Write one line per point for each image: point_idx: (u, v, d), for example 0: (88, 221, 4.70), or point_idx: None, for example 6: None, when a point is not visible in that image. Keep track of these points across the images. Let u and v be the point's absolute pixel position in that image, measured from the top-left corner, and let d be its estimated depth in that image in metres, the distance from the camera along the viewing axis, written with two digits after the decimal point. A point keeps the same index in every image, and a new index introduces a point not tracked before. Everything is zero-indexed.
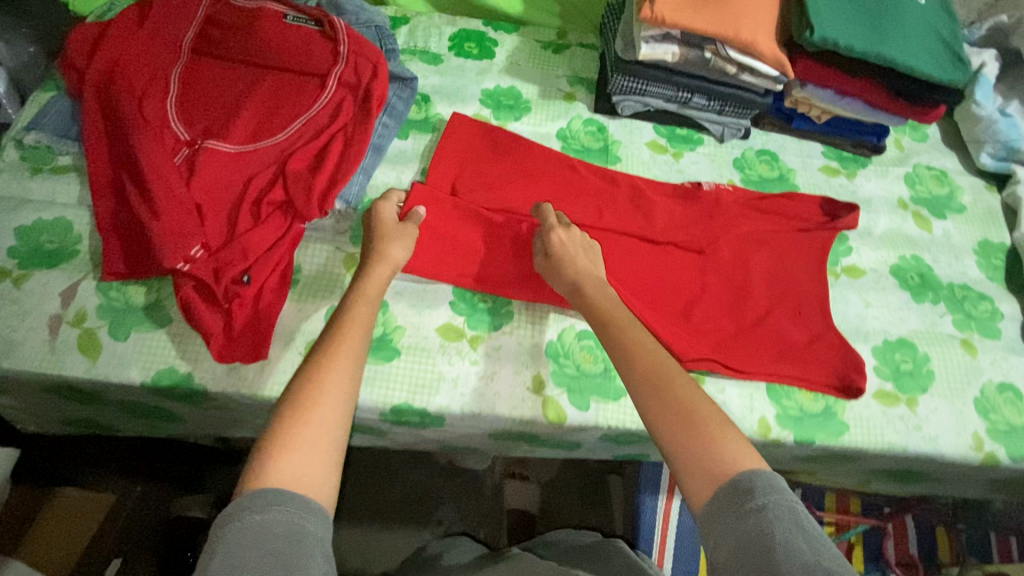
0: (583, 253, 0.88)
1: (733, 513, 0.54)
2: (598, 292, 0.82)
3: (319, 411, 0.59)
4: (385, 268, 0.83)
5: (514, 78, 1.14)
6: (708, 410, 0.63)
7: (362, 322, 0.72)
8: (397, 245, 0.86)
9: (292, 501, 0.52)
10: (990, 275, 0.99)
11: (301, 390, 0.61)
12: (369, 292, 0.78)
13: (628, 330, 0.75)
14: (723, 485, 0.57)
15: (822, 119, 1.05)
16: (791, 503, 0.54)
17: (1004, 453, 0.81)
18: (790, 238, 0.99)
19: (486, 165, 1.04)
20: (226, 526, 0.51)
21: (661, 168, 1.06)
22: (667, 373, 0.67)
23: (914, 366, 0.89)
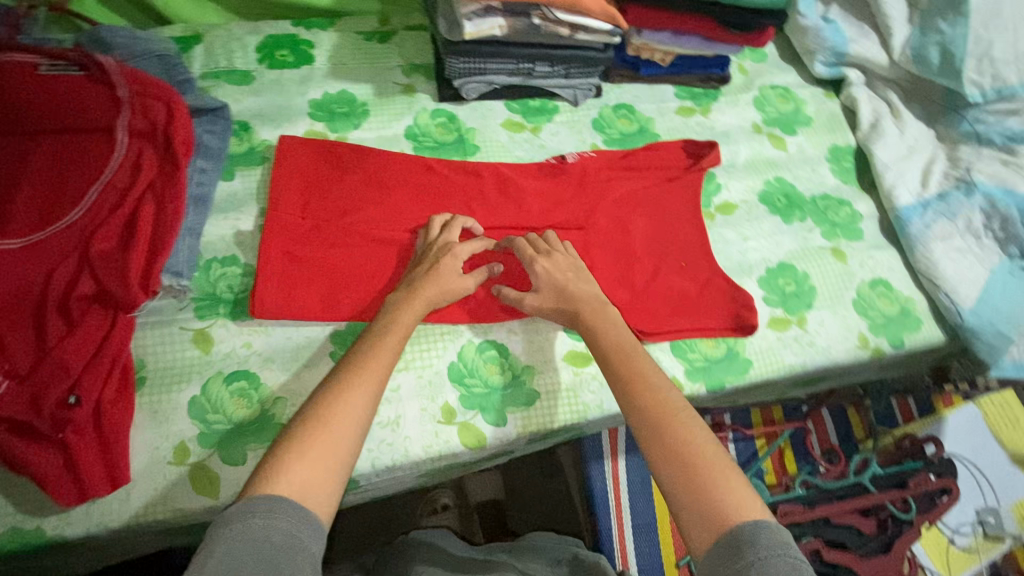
0: (574, 275, 0.77)
1: (729, 564, 0.50)
2: (599, 316, 0.72)
3: (334, 424, 0.57)
4: (414, 309, 0.70)
5: (342, 81, 0.93)
6: (717, 458, 0.57)
7: (389, 351, 0.65)
8: (439, 287, 0.72)
9: (293, 512, 0.51)
10: (844, 178, 0.99)
11: (321, 401, 0.59)
12: (406, 320, 0.69)
13: (638, 365, 0.66)
14: (723, 534, 0.52)
15: (666, 61, 0.97)
16: (794, 561, 0.49)
17: (885, 344, 0.86)
18: (664, 191, 0.91)
19: (333, 191, 0.82)
20: (227, 526, 0.49)
21: (523, 148, 0.92)
22: (669, 408, 0.61)
23: (797, 288, 0.87)
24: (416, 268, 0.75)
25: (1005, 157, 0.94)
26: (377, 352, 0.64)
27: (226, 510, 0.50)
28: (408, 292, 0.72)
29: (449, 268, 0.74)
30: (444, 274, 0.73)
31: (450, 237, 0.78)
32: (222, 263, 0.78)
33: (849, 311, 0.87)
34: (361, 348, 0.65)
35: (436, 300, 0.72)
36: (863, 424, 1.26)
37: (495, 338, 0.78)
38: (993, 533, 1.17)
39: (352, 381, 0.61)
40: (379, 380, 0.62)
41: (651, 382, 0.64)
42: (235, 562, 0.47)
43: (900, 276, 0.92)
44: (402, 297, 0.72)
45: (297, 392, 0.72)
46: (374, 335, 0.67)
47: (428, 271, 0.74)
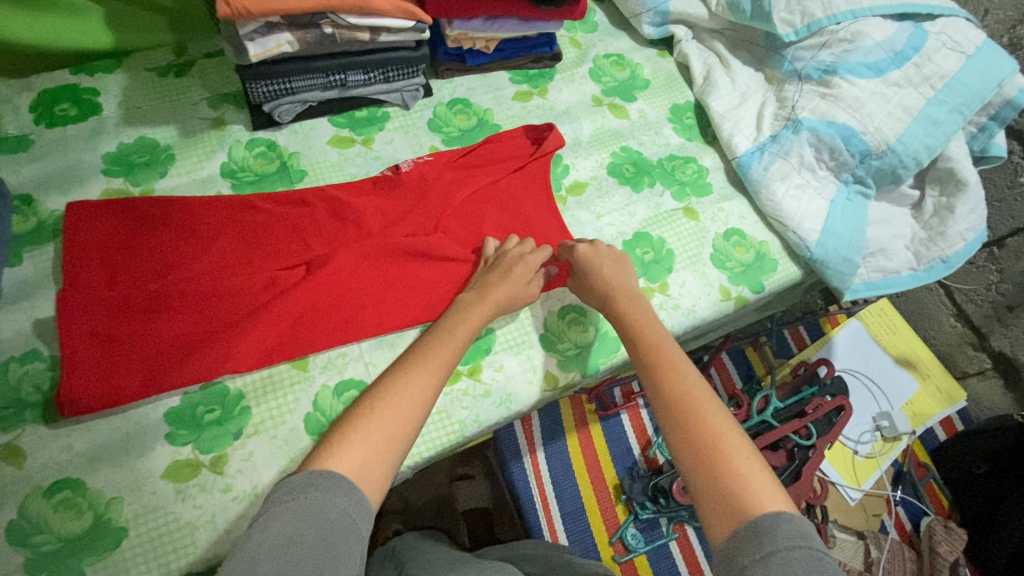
0: (611, 263, 0.79)
1: (748, 552, 0.48)
2: (631, 305, 0.75)
3: (389, 415, 0.59)
4: (481, 312, 0.73)
5: (139, 126, 0.84)
6: (738, 444, 0.57)
7: (448, 355, 0.67)
8: (507, 288, 0.75)
9: (351, 493, 0.51)
10: (687, 135, 1.00)
11: (382, 391, 0.61)
12: (467, 322, 0.71)
13: (672, 349, 0.68)
14: (744, 521, 0.51)
15: (491, 48, 0.94)
16: (819, 557, 0.47)
17: (745, 292, 0.88)
18: (511, 182, 0.89)
19: (144, 252, 0.74)
20: (293, 496, 0.50)
21: (356, 164, 0.86)
22: (693, 395, 0.62)
23: (654, 254, 0.88)
24: (488, 272, 0.78)
25: (823, 91, 0.95)
26: (435, 355, 0.66)
27: (289, 477, 0.51)
28: (476, 293, 0.75)
29: (509, 259, 0.78)
30: (514, 274, 0.76)
31: (523, 249, 0.80)
32: (21, 361, 0.68)
33: (708, 267, 0.89)
34: (423, 348, 0.67)
35: (505, 302, 0.75)
36: (762, 361, 1.32)
37: (353, 376, 0.74)
38: (891, 434, 1.25)
39: (411, 378, 0.63)
40: (437, 377, 0.64)
41: (680, 370, 0.65)
42: (297, 529, 0.47)
43: (751, 223, 0.94)
44: (472, 297, 0.74)
45: (136, 487, 0.65)
46: (431, 336, 0.69)
47: (500, 275, 0.76)
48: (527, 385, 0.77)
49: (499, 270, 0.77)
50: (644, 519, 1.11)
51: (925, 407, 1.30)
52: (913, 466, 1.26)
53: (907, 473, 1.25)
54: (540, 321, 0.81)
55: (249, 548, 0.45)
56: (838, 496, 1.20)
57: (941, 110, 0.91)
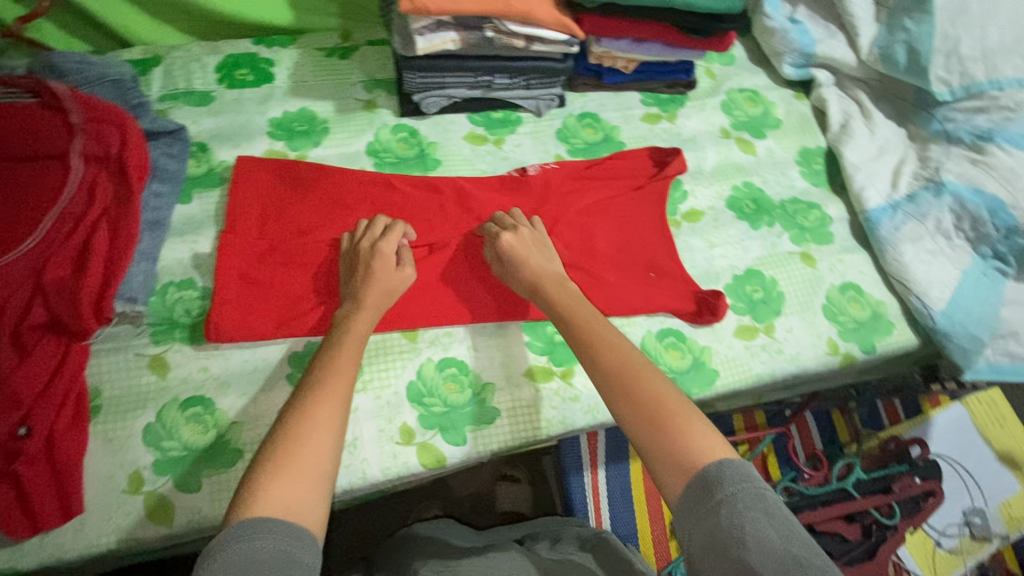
0: (534, 249, 0.78)
1: (702, 506, 0.51)
2: (559, 293, 0.73)
3: (309, 442, 0.54)
4: (367, 316, 0.69)
5: (303, 98, 0.93)
6: (677, 403, 0.59)
7: (347, 359, 0.63)
8: (383, 284, 0.72)
9: (280, 531, 0.48)
10: (814, 180, 0.98)
11: (290, 417, 0.56)
12: (360, 327, 0.68)
13: (601, 331, 0.67)
14: (693, 477, 0.53)
15: (630, 68, 0.96)
16: (760, 490, 0.51)
17: (855, 350, 0.85)
18: (630, 199, 0.90)
19: (294, 210, 0.82)
20: (214, 556, 0.46)
21: (485, 161, 0.91)
22: (632, 364, 0.63)
23: (765, 294, 0.86)
24: (353, 277, 0.74)
25: (974, 157, 0.91)
26: (339, 364, 0.62)
27: (211, 542, 0.47)
28: (355, 302, 0.70)
29: (371, 258, 0.74)
30: (389, 269, 0.73)
31: (372, 238, 0.77)
32: (179, 287, 0.77)
33: (819, 317, 0.86)
34: (326, 361, 0.63)
35: (386, 300, 0.72)
36: (848, 428, 1.23)
37: (456, 355, 0.78)
38: (981, 534, 1.15)
39: (321, 394, 0.58)
40: (347, 388, 0.60)
41: (612, 343, 0.65)
42: None
43: (870, 280, 0.91)
44: (350, 307, 0.70)
45: (254, 416, 0.72)
46: (331, 344, 0.65)
47: (364, 278, 0.72)
48: None
49: (363, 269, 0.74)
50: None
51: None
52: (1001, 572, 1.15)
53: None
54: (638, 336, 0.81)
55: None
56: None
57: None
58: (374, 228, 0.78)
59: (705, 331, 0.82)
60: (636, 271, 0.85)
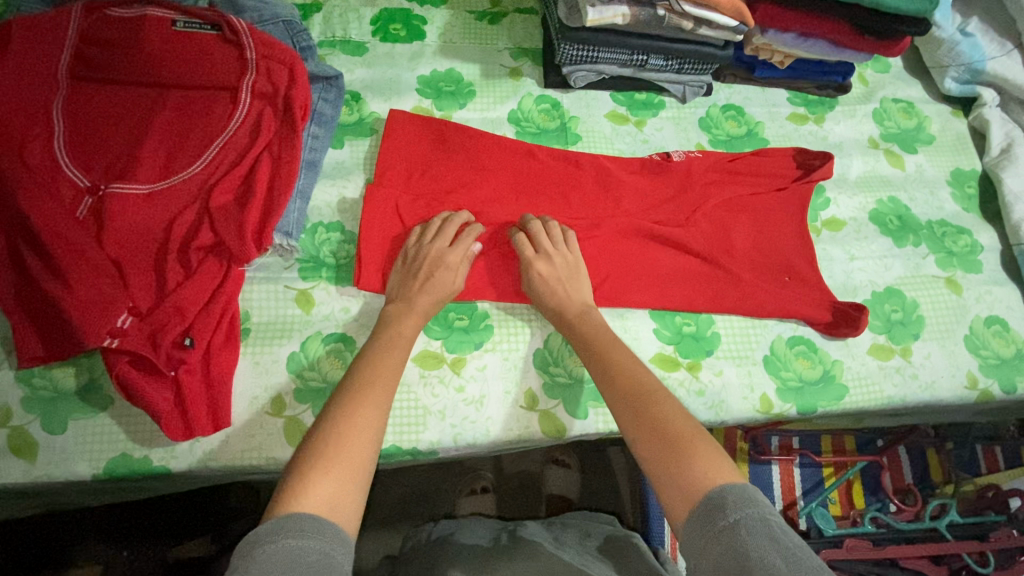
0: (565, 278, 0.75)
1: (705, 531, 0.49)
2: (580, 324, 0.72)
3: (349, 445, 0.55)
4: (412, 320, 0.70)
5: (451, 59, 0.94)
6: (685, 426, 0.57)
7: (393, 362, 0.65)
8: (432, 288, 0.72)
9: (324, 531, 0.48)
10: (965, 204, 0.93)
11: (335, 417, 0.57)
12: (406, 330, 0.69)
13: (612, 355, 0.67)
14: (699, 501, 0.51)
15: (785, 64, 0.93)
16: (764, 514, 0.48)
17: (994, 388, 0.80)
18: (770, 200, 0.88)
19: (438, 167, 0.83)
20: (257, 548, 0.46)
21: (625, 142, 0.90)
22: (643, 391, 0.62)
23: (904, 315, 0.82)
24: (407, 283, 0.73)
25: None
26: (381, 367, 0.64)
27: (252, 531, 0.48)
28: (405, 304, 0.71)
29: (421, 262, 0.74)
30: (435, 281, 0.72)
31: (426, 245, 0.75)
32: (327, 228, 0.80)
33: (960, 347, 0.81)
34: (369, 359, 0.65)
35: (434, 305, 0.72)
36: (942, 468, 1.18)
37: None
38: None
39: (361, 397, 0.59)
40: (389, 393, 0.61)
41: (621, 366, 0.65)
42: None
43: (1018, 316, 0.85)
44: (402, 307, 0.71)
45: None
46: (375, 344, 0.67)
47: (421, 283, 0.72)
48: (742, 399, 0.76)
49: (420, 273, 0.73)
50: None
51: None
52: None
53: None
54: (768, 341, 0.79)
55: None
56: None
57: None
58: (442, 230, 0.76)
59: (837, 343, 0.80)
60: (770, 275, 0.83)
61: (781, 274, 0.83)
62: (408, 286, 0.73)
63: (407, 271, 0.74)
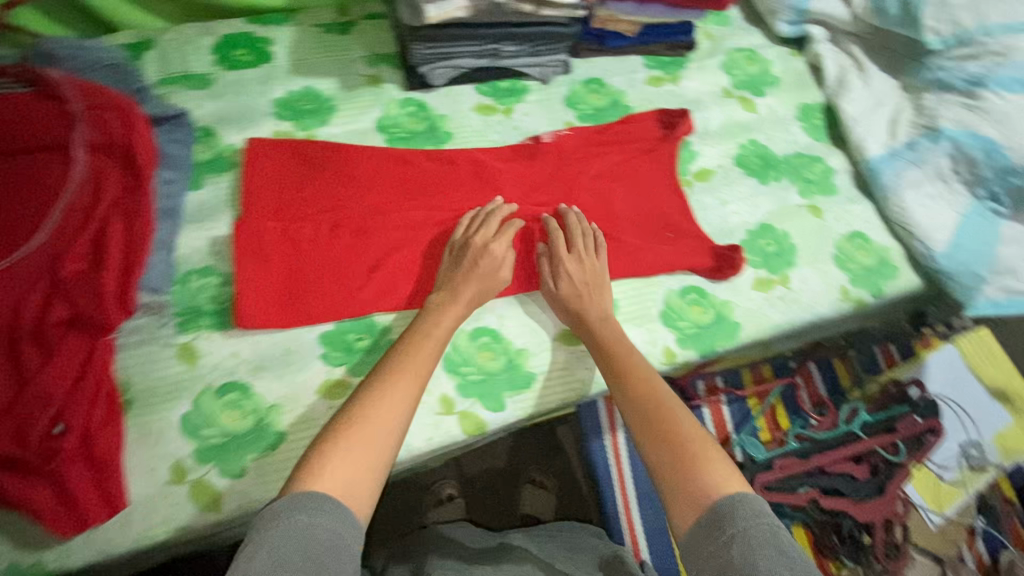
0: (589, 285, 0.77)
1: (711, 537, 0.52)
2: (600, 326, 0.74)
3: (373, 427, 0.57)
4: (450, 314, 0.71)
5: (305, 76, 0.91)
6: (696, 436, 0.61)
7: (425, 356, 0.66)
8: (472, 287, 0.73)
9: (335, 511, 0.51)
10: (815, 135, 1.01)
11: (360, 400, 0.60)
12: (445, 322, 0.70)
13: (632, 363, 0.70)
14: (706, 512, 0.55)
15: (632, 31, 0.97)
16: (773, 529, 0.52)
17: (863, 296, 0.88)
18: (642, 163, 0.91)
19: (310, 189, 0.80)
20: (274, 521, 0.49)
21: (497, 131, 0.91)
22: (658, 398, 0.66)
23: (778, 247, 0.89)
24: (454, 268, 0.75)
25: (967, 102, 0.93)
26: (408, 357, 0.65)
27: (270, 505, 0.51)
28: (450, 296, 0.73)
29: (478, 244, 0.76)
30: (482, 273, 0.75)
31: (486, 236, 0.77)
32: (200, 275, 0.76)
33: (830, 266, 0.89)
34: (397, 351, 0.66)
35: (476, 299, 0.74)
36: (850, 374, 1.28)
37: (487, 324, 0.78)
38: (978, 465, 1.23)
39: (386, 384, 0.62)
40: (417, 384, 0.63)
41: (641, 371, 0.69)
42: (283, 558, 0.46)
43: (876, 227, 0.94)
44: (445, 298, 0.73)
45: (292, 398, 0.71)
46: (417, 330, 0.69)
47: (467, 273, 0.74)
48: (649, 356, 0.79)
49: (469, 264, 0.75)
50: None
51: (1019, 442, 1.26)
52: (999, 501, 1.22)
53: (991, 506, 1.21)
54: (662, 297, 0.83)
55: None
56: (920, 519, 1.15)
57: None
58: (491, 224, 0.78)
59: (724, 286, 0.85)
60: (654, 233, 0.87)
61: (664, 230, 0.87)
62: (460, 283, 0.74)
63: (455, 260, 0.76)
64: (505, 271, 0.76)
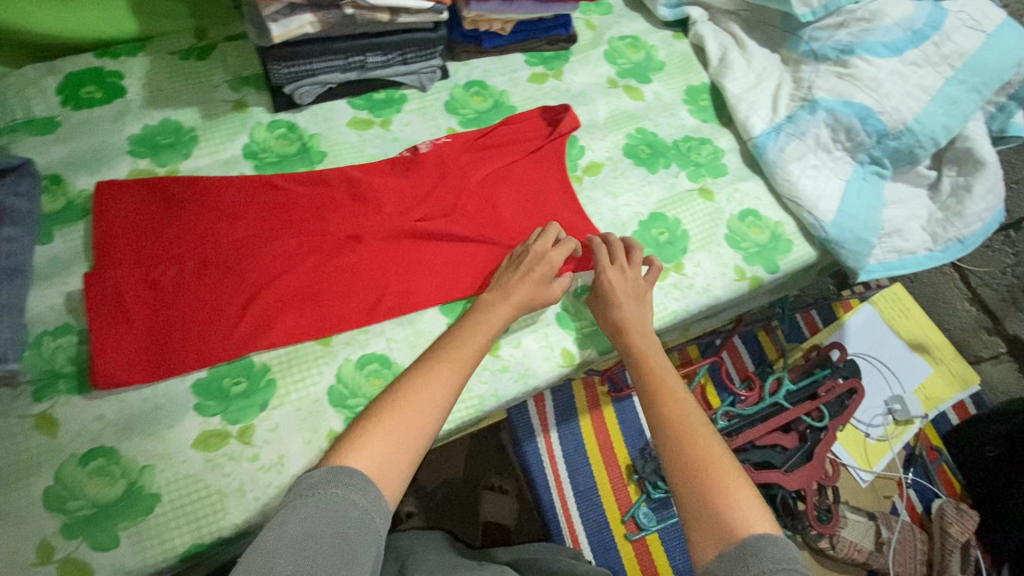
0: (630, 297, 0.77)
1: (736, 570, 0.52)
2: (639, 339, 0.74)
3: (411, 413, 0.61)
4: (500, 314, 0.73)
5: (163, 108, 0.85)
6: (726, 465, 0.61)
7: (465, 354, 0.68)
8: (525, 291, 0.75)
9: (369, 492, 0.54)
10: (703, 116, 1.01)
11: (405, 386, 0.64)
12: (495, 317, 0.72)
13: (665, 378, 0.70)
14: (730, 544, 0.55)
15: (507, 29, 0.95)
16: (802, 574, 0.51)
17: (758, 273, 0.89)
18: (528, 163, 0.90)
19: (171, 229, 0.76)
20: (311, 492, 0.52)
21: (374, 145, 0.87)
22: (690, 421, 0.66)
23: (670, 235, 0.88)
24: (509, 272, 0.77)
25: (840, 71, 0.94)
26: (453, 351, 0.68)
27: (309, 473, 0.54)
28: (501, 296, 0.74)
29: (536, 250, 0.78)
30: (536, 277, 0.76)
31: (547, 243, 0.79)
32: (55, 335, 0.71)
33: (723, 248, 0.89)
34: (439, 348, 0.68)
35: (524, 303, 0.74)
36: (774, 345, 1.31)
37: (374, 350, 0.75)
38: (904, 418, 1.26)
39: (435, 371, 0.65)
40: (457, 377, 0.66)
41: (672, 390, 0.69)
42: (315, 526, 0.49)
43: (766, 203, 0.94)
44: (495, 296, 0.74)
45: (166, 456, 0.67)
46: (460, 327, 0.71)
47: (521, 274, 0.76)
48: (545, 362, 0.78)
49: (521, 271, 0.76)
50: (657, 499, 1.13)
51: (940, 391, 1.30)
52: (926, 449, 1.26)
53: (918, 456, 1.25)
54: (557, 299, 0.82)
55: (265, 542, 0.48)
56: (850, 478, 1.21)
57: (959, 90, 0.90)
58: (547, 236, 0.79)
59: None
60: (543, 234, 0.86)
61: None
62: (510, 283, 0.75)
63: (516, 264, 0.78)
64: (558, 284, 0.77)
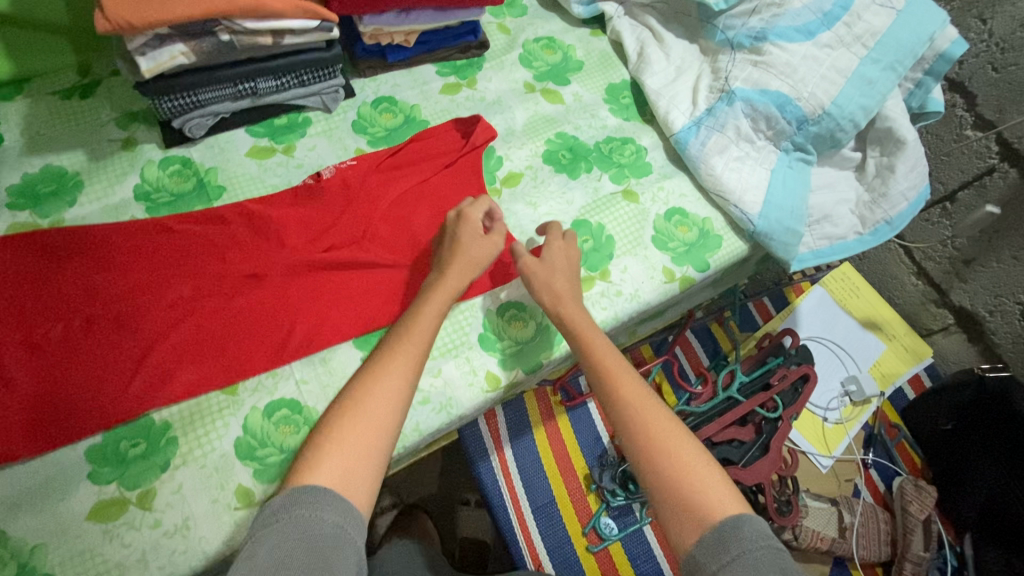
0: (564, 279, 0.76)
1: (716, 555, 0.53)
2: (579, 320, 0.73)
3: (364, 425, 0.59)
4: (444, 296, 0.70)
5: (44, 152, 0.79)
6: (679, 443, 0.62)
7: (416, 345, 0.66)
8: (461, 256, 0.74)
9: (337, 506, 0.53)
10: (624, 115, 0.98)
11: (350, 401, 0.60)
12: (431, 309, 0.69)
13: (612, 361, 0.69)
14: (708, 528, 0.55)
15: (411, 41, 0.91)
16: (776, 550, 0.53)
17: (688, 274, 0.86)
18: (442, 180, 0.86)
19: (53, 285, 0.71)
20: (275, 518, 0.51)
21: (277, 175, 0.83)
22: (642, 401, 0.65)
23: (595, 242, 0.86)
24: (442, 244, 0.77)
25: (754, 59, 0.92)
26: (398, 348, 0.65)
27: (272, 501, 0.53)
28: (439, 272, 0.73)
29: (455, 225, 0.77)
30: (466, 237, 0.75)
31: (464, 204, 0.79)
32: None
33: (650, 250, 0.87)
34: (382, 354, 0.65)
35: (466, 267, 0.74)
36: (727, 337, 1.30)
37: (284, 395, 0.71)
38: (859, 398, 1.25)
39: (383, 372, 0.62)
40: (411, 370, 0.64)
41: (624, 374, 0.68)
42: (284, 551, 0.49)
43: (693, 200, 0.92)
44: (435, 277, 0.73)
45: (57, 532, 0.61)
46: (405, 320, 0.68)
47: (452, 246, 0.75)
48: (467, 389, 0.74)
49: (451, 237, 0.76)
50: (617, 507, 1.11)
51: (894, 367, 1.30)
52: (884, 427, 1.26)
53: (878, 435, 1.25)
54: (479, 320, 0.78)
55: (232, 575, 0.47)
56: (810, 465, 1.20)
57: (874, 69, 0.88)
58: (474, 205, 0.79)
59: None
60: None
61: None
62: (446, 257, 0.74)
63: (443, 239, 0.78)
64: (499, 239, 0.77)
